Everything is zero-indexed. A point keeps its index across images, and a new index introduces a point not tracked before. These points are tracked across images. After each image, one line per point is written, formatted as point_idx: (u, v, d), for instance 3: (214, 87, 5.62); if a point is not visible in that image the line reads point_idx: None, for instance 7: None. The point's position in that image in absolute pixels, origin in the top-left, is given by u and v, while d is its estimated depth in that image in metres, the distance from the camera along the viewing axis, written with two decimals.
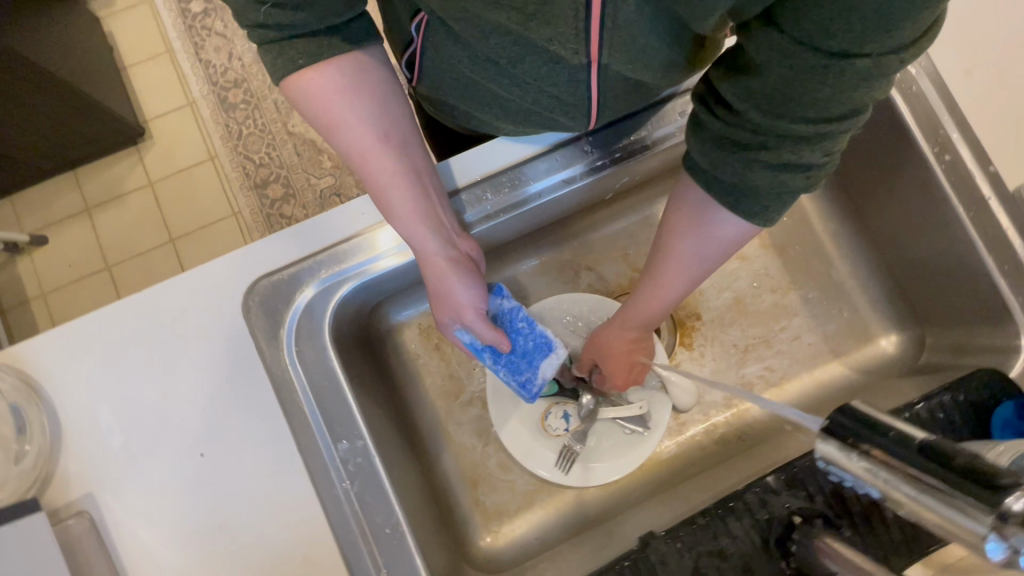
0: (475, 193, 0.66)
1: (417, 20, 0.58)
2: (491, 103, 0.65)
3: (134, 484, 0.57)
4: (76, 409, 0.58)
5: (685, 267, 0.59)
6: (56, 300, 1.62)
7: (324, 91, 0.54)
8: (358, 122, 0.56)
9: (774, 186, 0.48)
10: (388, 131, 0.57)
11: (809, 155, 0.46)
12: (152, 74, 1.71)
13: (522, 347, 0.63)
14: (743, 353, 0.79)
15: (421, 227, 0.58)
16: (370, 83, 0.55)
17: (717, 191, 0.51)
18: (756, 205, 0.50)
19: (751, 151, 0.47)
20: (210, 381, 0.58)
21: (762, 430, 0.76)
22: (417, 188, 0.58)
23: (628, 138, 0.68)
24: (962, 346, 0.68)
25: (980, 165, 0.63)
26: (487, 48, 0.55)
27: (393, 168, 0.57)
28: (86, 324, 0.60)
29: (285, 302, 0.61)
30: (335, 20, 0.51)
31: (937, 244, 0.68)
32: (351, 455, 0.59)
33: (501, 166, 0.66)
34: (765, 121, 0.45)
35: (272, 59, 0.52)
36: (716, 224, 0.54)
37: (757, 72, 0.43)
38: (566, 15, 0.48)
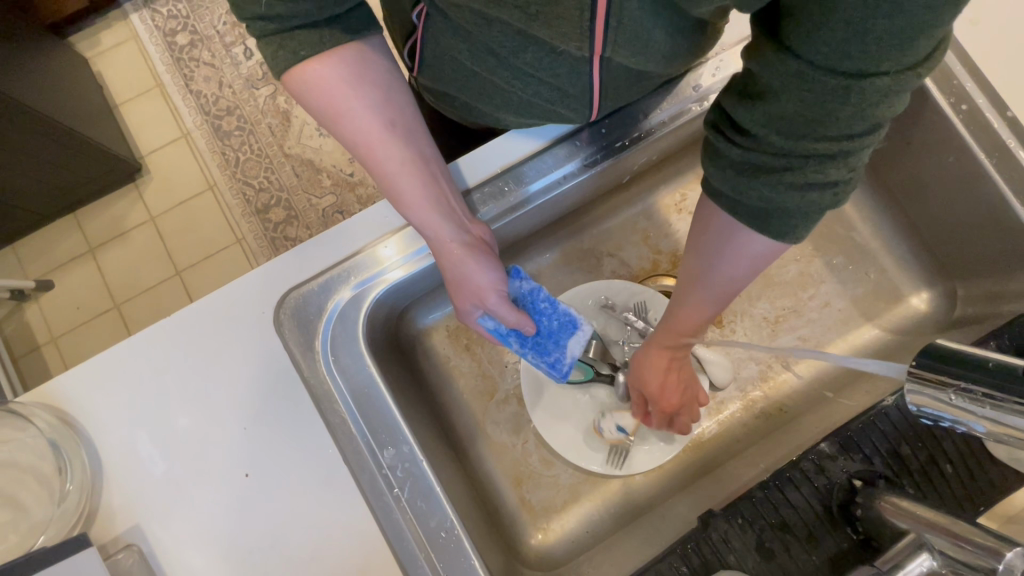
0: (496, 187, 0.66)
1: (418, 11, 0.58)
2: (495, 94, 0.64)
3: (181, 511, 0.55)
4: (115, 440, 0.57)
5: (713, 289, 0.56)
6: (67, 343, 1.61)
7: (325, 83, 0.53)
8: (363, 111, 0.55)
9: (802, 207, 0.45)
10: (394, 119, 0.56)
11: (835, 172, 0.43)
12: (144, 110, 1.72)
13: (548, 327, 0.63)
14: (774, 325, 0.79)
15: (433, 214, 0.57)
16: (373, 73, 0.55)
17: (742, 216, 0.48)
18: (785, 224, 0.46)
19: (773, 175, 0.44)
20: (248, 399, 0.57)
21: (803, 400, 0.76)
22: (426, 175, 0.57)
23: (642, 119, 0.68)
24: (996, 296, 0.68)
25: (999, 111, 0.62)
26: (488, 37, 0.54)
27: (401, 156, 0.57)
28: (116, 354, 0.59)
29: (316, 312, 0.60)
30: (337, 9, 0.50)
31: (961, 197, 0.68)
32: (397, 461, 0.58)
33: (517, 157, 0.66)
34: (787, 145, 0.42)
35: (272, 52, 0.51)
36: (746, 243, 0.50)
37: (773, 97, 0.41)
38: (571, 12, 0.47)
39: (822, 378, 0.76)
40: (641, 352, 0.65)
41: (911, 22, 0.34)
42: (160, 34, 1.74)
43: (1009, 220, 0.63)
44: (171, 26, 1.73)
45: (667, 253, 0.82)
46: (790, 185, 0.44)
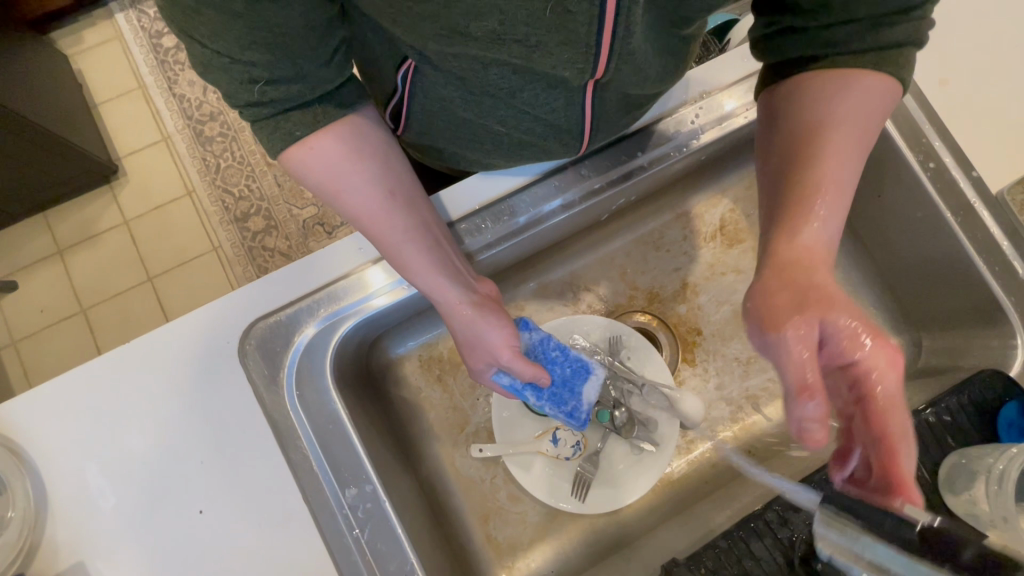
0: (474, 223, 0.65)
1: (403, 70, 0.57)
2: (484, 138, 0.64)
3: (128, 548, 0.53)
4: (63, 472, 0.55)
5: (853, 133, 0.49)
6: (27, 348, 1.55)
7: (324, 160, 0.50)
8: (364, 184, 0.52)
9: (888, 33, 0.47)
10: (395, 189, 0.54)
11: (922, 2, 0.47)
12: (125, 111, 1.68)
13: (561, 375, 0.65)
14: (746, 365, 0.79)
15: (445, 278, 0.56)
16: (372, 147, 0.53)
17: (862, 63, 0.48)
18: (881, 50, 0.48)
19: (872, 25, 0.47)
20: (206, 433, 0.56)
21: (772, 442, 0.76)
22: (432, 240, 0.55)
23: (623, 159, 0.68)
24: (959, 348, 0.69)
25: (964, 171, 0.65)
26: (485, 78, 0.54)
27: (408, 226, 0.54)
28: (70, 380, 0.56)
29: (283, 344, 0.59)
30: (328, 87, 0.48)
31: (929, 250, 0.69)
32: (360, 501, 0.56)
33: (497, 194, 0.66)
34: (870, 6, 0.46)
35: (267, 135, 0.49)
36: (865, 85, 0.48)
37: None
38: (579, 33, 0.46)
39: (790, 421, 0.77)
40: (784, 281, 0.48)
41: None
42: (145, 35, 1.71)
43: (970, 277, 0.65)
44: (157, 28, 1.71)
45: (643, 290, 0.82)
46: (885, 36, 0.47)
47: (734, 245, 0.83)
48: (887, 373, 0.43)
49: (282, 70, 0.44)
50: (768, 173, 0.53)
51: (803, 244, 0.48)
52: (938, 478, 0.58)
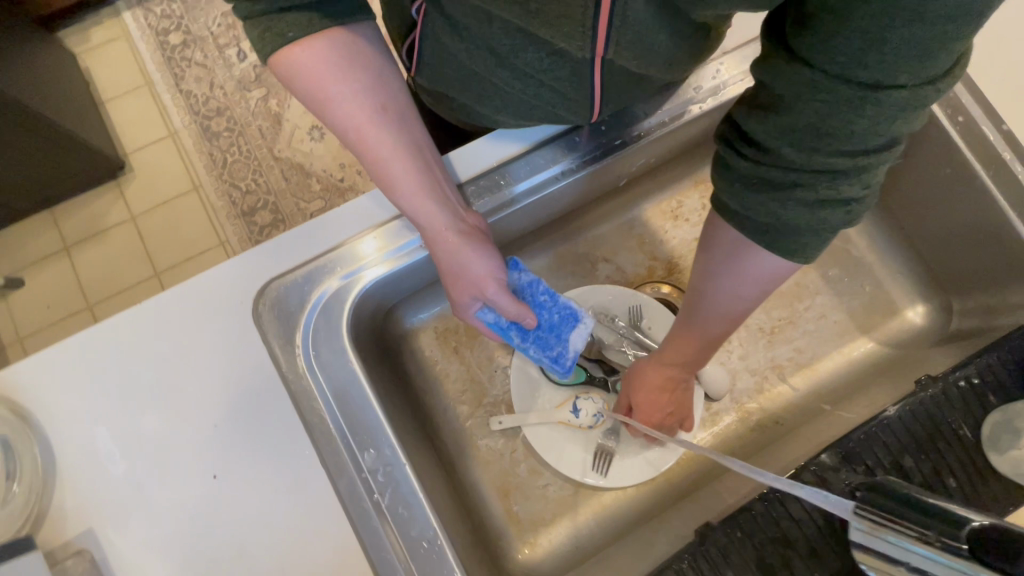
0: (492, 181, 0.64)
1: (417, 6, 0.57)
2: (495, 95, 0.63)
3: (141, 516, 0.51)
4: (74, 437, 0.53)
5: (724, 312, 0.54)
6: (33, 344, 1.54)
7: (313, 66, 0.51)
8: (355, 97, 0.53)
9: (812, 224, 0.44)
10: (386, 106, 0.55)
11: (849, 190, 0.42)
12: (132, 108, 1.69)
13: (548, 321, 0.61)
14: (770, 335, 0.77)
15: (430, 201, 0.55)
16: (365, 62, 0.53)
17: (752, 230, 0.46)
18: (793, 241, 0.45)
19: (787, 187, 0.43)
20: (222, 395, 0.54)
21: (799, 412, 0.73)
22: (420, 161, 0.55)
23: (636, 122, 0.67)
24: (993, 310, 0.67)
25: (993, 124, 0.63)
26: (490, 33, 0.53)
27: (396, 144, 0.54)
28: (82, 342, 0.55)
29: (299, 305, 0.57)
30: None
31: (958, 208, 0.67)
32: (379, 465, 0.54)
33: (516, 151, 0.64)
34: (801, 160, 0.42)
35: (259, 34, 0.50)
36: (756, 264, 0.49)
37: (786, 109, 0.41)
38: (575, 11, 0.45)
39: (818, 392, 0.74)
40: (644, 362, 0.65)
41: (911, 40, 0.34)
42: (152, 33, 1.71)
43: (1002, 233, 0.63)
44: (163, 26, 1.71)
45: (663, 260, 0.80)
46: (814, 216, 0.43)
47: None
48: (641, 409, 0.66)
49: None
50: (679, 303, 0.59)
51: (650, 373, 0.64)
52: (981, 437, 0.55)
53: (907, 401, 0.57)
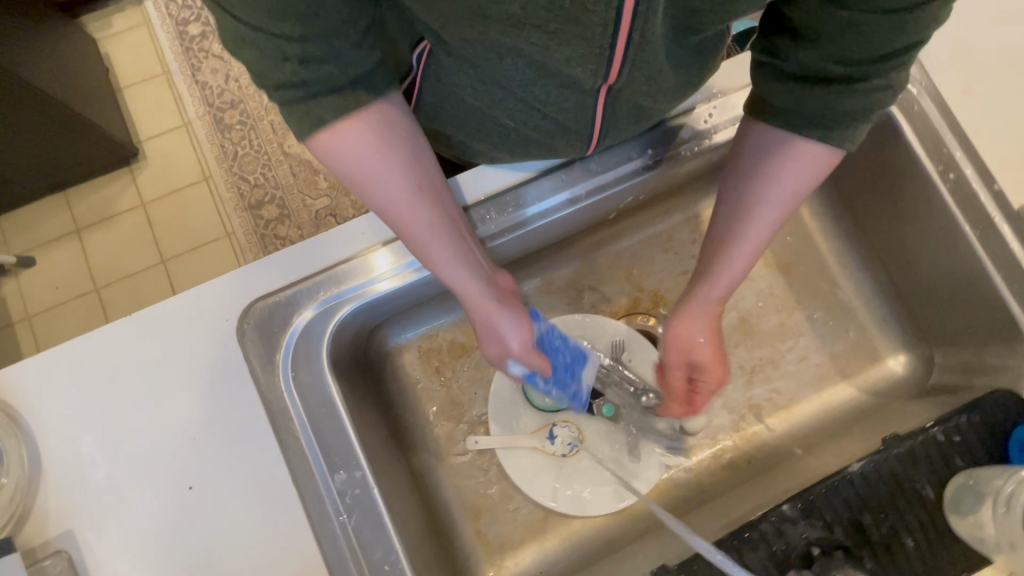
0: (480, 213, 0.65)
1: (418, 51, 0.56)
2: (494, 130, 0.64)
3: (119, 521, 0.53)
4: (59, 441, 0.55)
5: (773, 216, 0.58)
6: (42, 322, 1.58)
7: (356, 149, 0.49)
8: (396, 178, 0.51)
9: (863, 109, 0.50)
10: (422, 184, 0.53)
11: (894, 77, 0.48)
12: (148, 95, 1.71)
13: (564, 363, 0.65)
14: (750, 374, 0.78)
15: (468, 272, 0.56)
16: (399, 138, 0.51)
17: (802, 126, 0.53)
18: (846, 128, 0.51)
19: (835, 90, 0.50)
20: (202, 410, 0.56)
21: (772, 454, 0.74)
22: (459, 237, 0.56)
23: (624, 165, 0.68)
24: (972, 369, 0.67)
25: (986, 184, 0.63)
26: (501, 68, 0.52)
27: (435, 222, 0.53)
28: (72, 349, 0.57)
29: (280, 326, 0.58)
30: (360, 70, 0.45)
31: (944, 263, 0.68)
32: (348, 487, 0.55)
33: (505, 185, 0.66)
34: (844, 73, 0.48)
35: (295, 120, 0.46)
36: (804, 155, 0.54)
37: (824, 38, 0.47)
38: (593, 33, 0.44)
39: (793, 435, 0.75)
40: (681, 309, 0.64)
41: None
42: (172, 22, 1.74)
43: (987, 295, 0.63)
44: (184, 16, 1.74)
45: (649, 292, 0.81)
46: (865, 102, 0.50)
47: None
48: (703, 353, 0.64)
49: (316, 49, 0.42)
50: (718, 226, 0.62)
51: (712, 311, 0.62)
52: (943, 499, 0.56)
53: (872, 457, 0.57)
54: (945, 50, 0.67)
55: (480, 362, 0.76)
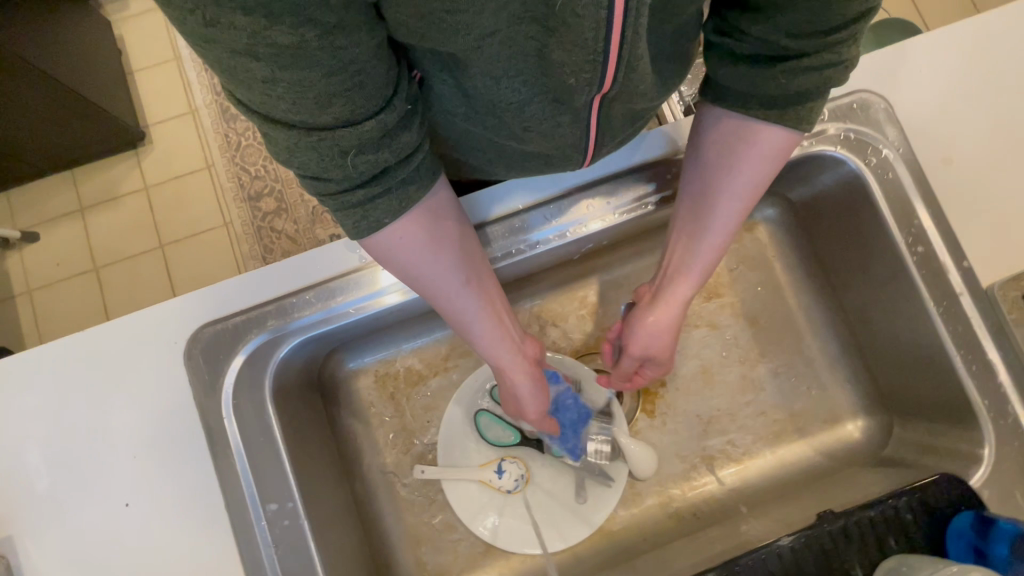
0: (490, 235, 0.69)
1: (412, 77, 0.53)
2: (485, 149, 0.65)
3: (57, 531, 0.55)
4: (8, 448, 0.57)
5: (737, 202, 0.59)
6: (42, 297, 1.63)
7: (407, 244, 0.51)
8: (443, 268, 0.54)
9: (819, 86, 0.51)
10: (468, 270, 0.56)
11: (847, 51, 0.49)
12: (158, 80, 1.74)
13: (569, 419, 0.74)
14: (705, 424, 0.77)
15: (499, 346, 0.61)
16: (445, 227, 0.54)
17: (759, 108, 0.54)
18: (803, 108, 0.53)
19: (792, 65, 0.50)
20: (145, 430, 0.57)
21: (719, 508, 0.73)
22: (495, 316, 0.59)
23: (588, 209, 0.70)
24: (926, 444, 0.66)
25: (954, 259, 0.62)
26: (497, 93, 0.51)
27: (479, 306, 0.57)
28: (26, 360, 0.58)
29: (227, 354, 0.59)
30: (407, 146, 0.47)
31: (909, 333, 0.66)
32: (278, 517, 0.56)
33: (513, 208, 0.69)
34: (799, 44, 0.48)
35: (354, 222, 0.48)
36: (767, 138, 0.56)
37: (778, 13, 0.47)
38: (585, 39, 0.43)
39: (741, 490, 0.74)
40: (646, 304, 0.67)
41: None
42: None
43: (945, 372, 0.62)
44: None
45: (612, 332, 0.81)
46: (819, 82, 0.51)
47: (711, 300, 0.80)
48: (663, 336, 0.66)
49: (368, 133, 0.43)
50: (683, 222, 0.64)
51: (678, 295, 0.64)
52: None
53: (804, 532, 0.56)
54: (927, 116, 0.65)
55: (436, 391, 0.77)
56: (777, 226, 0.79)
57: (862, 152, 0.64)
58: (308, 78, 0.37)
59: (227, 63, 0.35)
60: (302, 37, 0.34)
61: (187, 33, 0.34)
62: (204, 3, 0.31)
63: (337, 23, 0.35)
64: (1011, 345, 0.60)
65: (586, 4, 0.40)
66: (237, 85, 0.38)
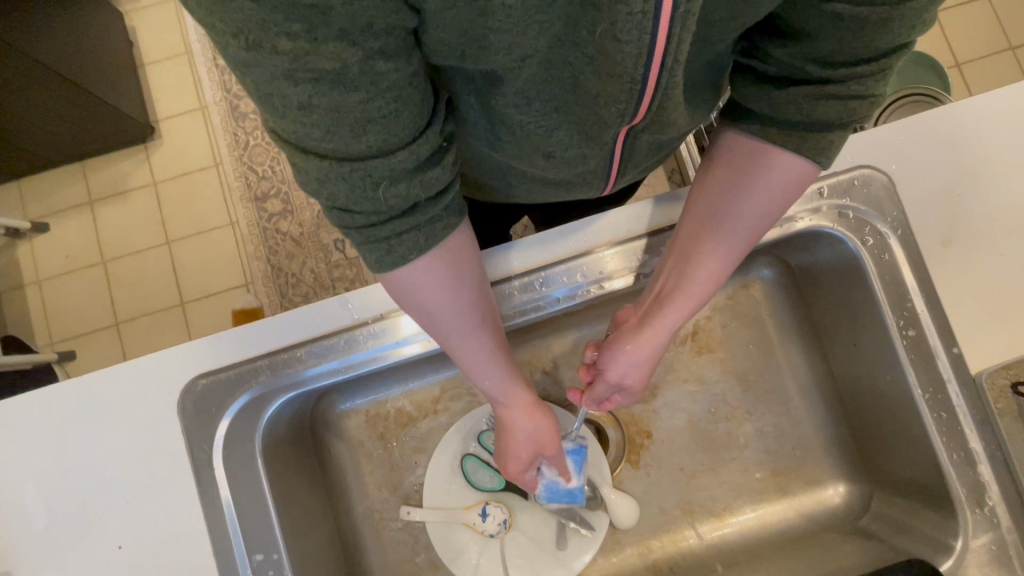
0: (502, 291, 0.67)
1: None
2: (508, 173, 0.64)
3: (52, 568, 0.58)
4: (7, 486, 0.59)
5: (744, 229, 0.57)
6: (51, 288, 1.66)
7: (429, 283, 0.48)
8: (462, 311, 0.52)
9: (842, 117, 0.51)
10: (483, 310, 0.54)
11: (874, 87, 0.50)
12: (169, 74, 1.73)
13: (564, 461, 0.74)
14: (689, 478, 0.76)
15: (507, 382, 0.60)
16: (469, 259, 0.51)
17: (782, 133, 0.53)
18: (824, 138, 0.52)
19: (817, 92, 0.50)
20: (138, 476, 0.59)
21: (697, 564, 0.74)
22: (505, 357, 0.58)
23: (581, 277, 0.67)
24: (904, 521, 0.66)
25: (945, 344, 0.62)
26: (532, 122, 0.49)
27: (485, 344, 0.55)
28: (27, 401, 0.60)
29: (219, 407, 0.60)
30: (438, 183, 0.44)
31: (896, 408, 0.66)
32: (264, 567, 0.59)
33: (528, 265, 0.68)
34: (826, 71, 0.49)
35: (377, 258, 0.45)
36: (786, 164, 0.54)
37: (809, 39, 0.48)
38: (626, 65, 0.41)
39: (720, 547, 0.75)
40: (628, 324, 0.64)
41: None
42: None
43: (927, 452, 0.63)
44: None
45: None
46: (843, 111, 0.50)
47: (703, 354, 0.79)
48: (640, 366, 0.63)
49: (399, 163, 0.39)
50: (683, 242, 0.60)
51: (669, 319, 0.60)
52: None
53: None
54: (930, 195, 0.64)
55: (425, 433, 0.78)
56: (773, 285, 0.79)
57: (860, 231, 0.64)
58: (346, 102, 0.35)
59: (263, 86, 0.34)
60: (346, 60, 0.33)
61: (229, 56, 0.33)
62: (250, 26, 0.31)
63: (379, 49, 0.34)
64: (992, 434, 0.61)
65: (629, 28, 0.37)
66: (272, 112, 0.36)
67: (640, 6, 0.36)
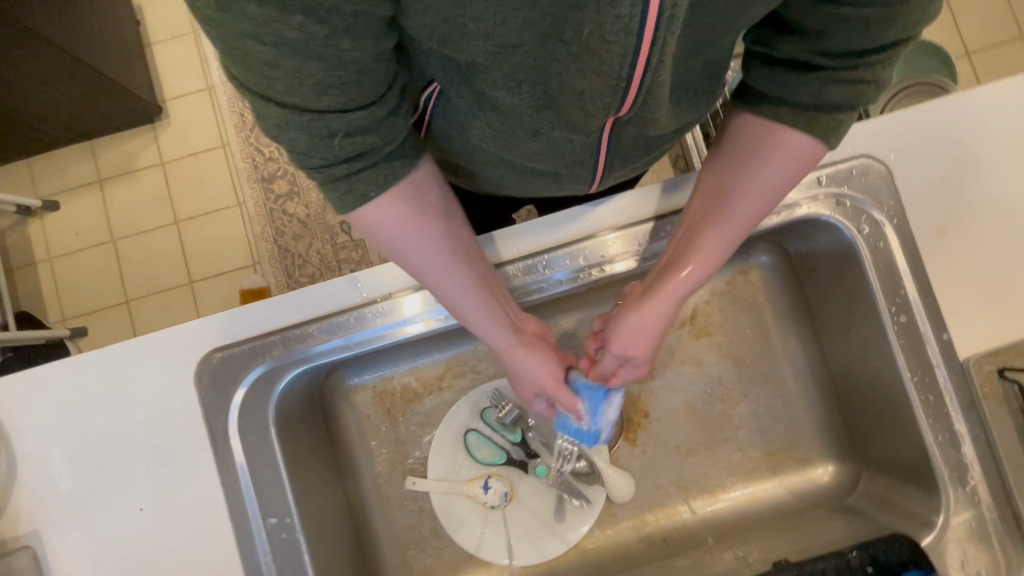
0: (506, 273, 0.69)
1: (429, 91, 0.52)
2: (497, 162, 0.64)
3: (79, 528, 0.61)
4: (33, 451, 0.62)
5: (752, 205, 0.58)
6: (63, 266, 1.69)
7: (393, 221, 0.49)
8: (432, 247, 0.52)
9: (849, 100, 0.52)
10: (455, 245, 0.54)
11: (880, 72, 0.50)
12: (175, 54, 1.74)
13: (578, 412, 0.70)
14: (684, 456, 0.79)
15: (494, 327, 0.60)
16: (435, 206, 0.52)
17: (792, 116, 0.54)
18: (833, 120, 0.53)
19: (826, 80, 0.51)
20: (158, 444, 0.62)
21: (691, 538, 0.77)
22: (488, 297, 0.58)
23: (583, 261, 0.70)
24: (889, 498, 0.69)
25: (934, 331, 0.64)
26: (516, 102, 0.49)
27: (466, 282, 0.56)
28: (50, 371, 0.63)
29: (233, 379, 0.63)
30: (394, 132, 0.44)
31: (885, 392, 0.68)
32: (277, 529, 0.62)
33: (532, 247, 0.70)
34: (835, 61, 0.50)
35: (339, 196, 0.45)
36: (791, 141, 0.55)
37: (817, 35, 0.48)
38: (611, 64, 0.41)
39: (712, 520, 0.78)
40: (632, 298, 0.64)
41: None
42: None
43: (914, 434, 0.65)
44: None
45: None
46: (850, 97, 0.51)
47: (700, 337, 0.81)
48: (641, 341, 0.63)
49: (358, 118, 0.40)
50: (693, 218, 0.61)
51: (673, 292, 0.60)
52: None
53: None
54: (925, 185, 0.66)
55: (430, 409, 0.81)
56: (770, 272, 0.81)
57: (856, 219, 0.66)
58: (308, 67, 0.35)
59: (231, 45, 0.33)
60: (309, 34, 0.33)
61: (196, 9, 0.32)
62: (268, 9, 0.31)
63: (345, 28, 0.33)
64: (975, 417, 0.63)
65: (616, 30, 0.38)
66: (260, 81, 0.36)
67: (627, 11, 0.37)
